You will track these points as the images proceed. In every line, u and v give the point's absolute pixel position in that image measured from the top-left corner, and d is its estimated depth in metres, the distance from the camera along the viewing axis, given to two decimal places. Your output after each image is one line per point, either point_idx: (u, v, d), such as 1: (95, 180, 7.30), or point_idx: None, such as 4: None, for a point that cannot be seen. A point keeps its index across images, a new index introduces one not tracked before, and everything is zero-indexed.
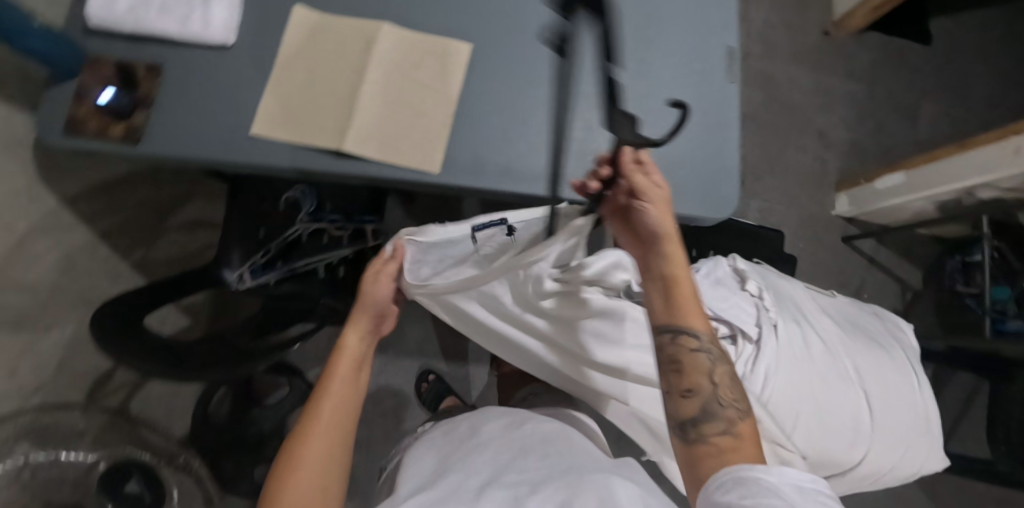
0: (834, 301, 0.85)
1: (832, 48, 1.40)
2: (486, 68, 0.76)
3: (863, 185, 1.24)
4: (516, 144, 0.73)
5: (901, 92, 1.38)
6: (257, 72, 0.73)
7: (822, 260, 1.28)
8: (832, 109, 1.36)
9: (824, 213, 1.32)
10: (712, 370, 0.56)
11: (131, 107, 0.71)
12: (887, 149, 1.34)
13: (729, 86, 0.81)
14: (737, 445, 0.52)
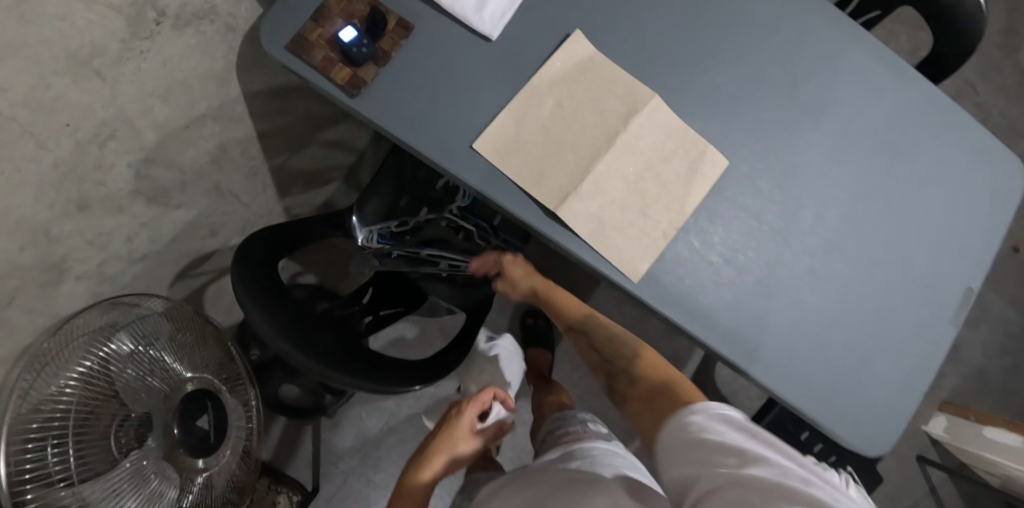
0: None
1: (1014, 266, 1.29)
2: (730, 193, 0.67)
3: (971, 422, 1.16)
4: (722, 288, 0.65)
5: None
6: (505, 83, 0.65)
7: (887, 466, 1.23)
8: (979, 327, 1.27)
9: (913, 422, 1.25)
10: (595, 345, 0.68)
11: (366, 58, 0.64)
12: (1010, 393, 1.26)
13: (953, 329, 0.70)
14: (654, 384, 0.58)
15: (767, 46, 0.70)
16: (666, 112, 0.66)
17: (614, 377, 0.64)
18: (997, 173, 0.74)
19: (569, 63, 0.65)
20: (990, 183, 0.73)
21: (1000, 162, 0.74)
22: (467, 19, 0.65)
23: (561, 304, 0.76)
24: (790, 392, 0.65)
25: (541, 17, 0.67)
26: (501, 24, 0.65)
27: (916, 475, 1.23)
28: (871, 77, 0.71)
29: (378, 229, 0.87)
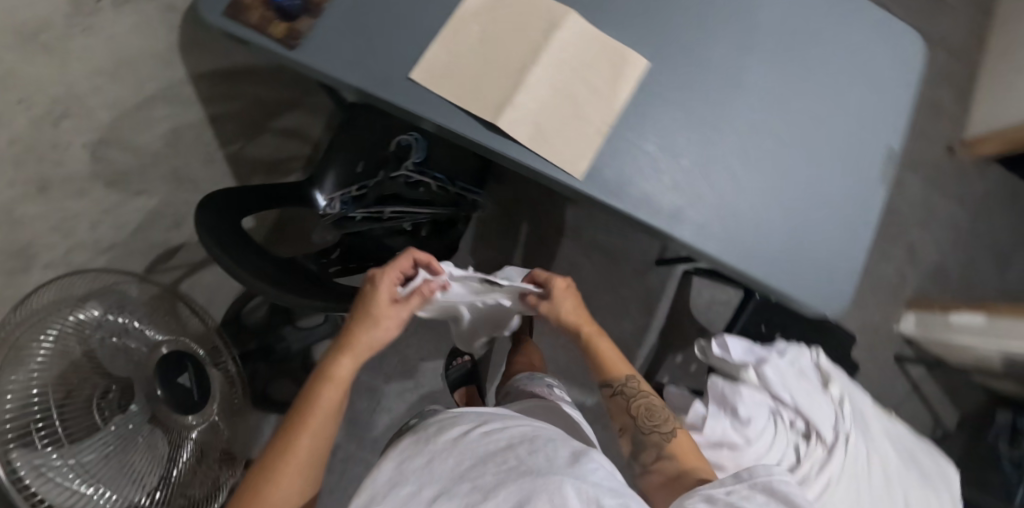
0: (896, 430, 0.83)
1: (951, 166, 1.37)
2: (657, 89, 0.72)
3: (937, 313, 1.23)
4: (663, 176, 0.70)
5: (1001, 235, 1.36)
6: (432, 17, 0.70)
7: (869, 370, 1.28)
8: (930, 227, 1.34)
9: (886, 326, 1.31)
10: (629, 407, 0.68)
11: (300, 12, 0.69)
12: (970, 284, 1.33)
13: (880, 188, 0.76)
14: (669, 464, 0.61)
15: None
16: (583, 22, 0.71)
17: (639, 445, 0.65)
18: (894, 44, 0.81)
19: None
20: (890, 53, 0.80)
21: (895, 32, 0.81)
22: None
23: (603, 357, 0.71)
24: (740, 261, 0.70)
25: None
26: None
27: (896, 374, 1.29)
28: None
29: (339, 195, 0.90)
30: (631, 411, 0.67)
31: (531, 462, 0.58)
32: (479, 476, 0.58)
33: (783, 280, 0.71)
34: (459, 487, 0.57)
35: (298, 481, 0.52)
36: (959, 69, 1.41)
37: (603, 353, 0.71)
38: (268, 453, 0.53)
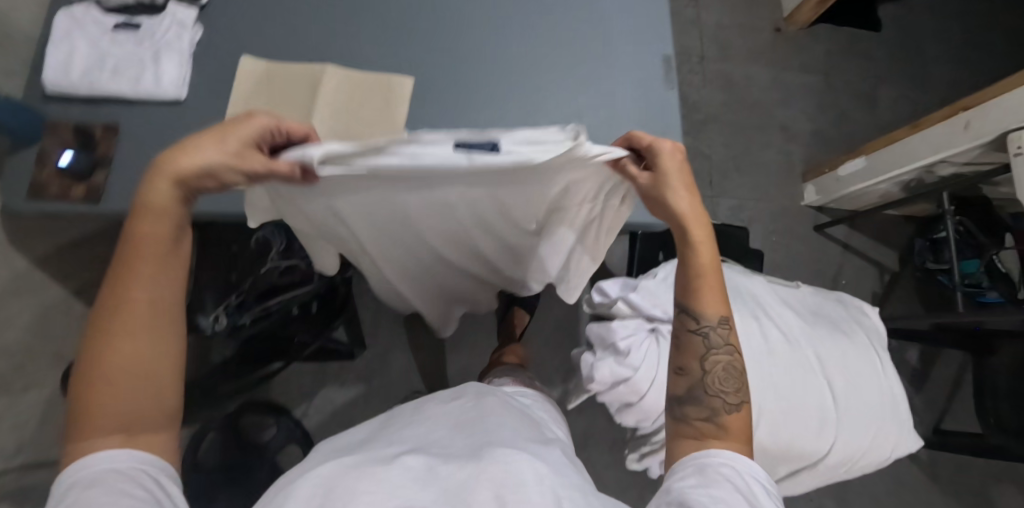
0: (797, 292, 0.86)
1: (786, 43, 1.44)
2: (431, 99, 0.78)
3: (828, 174, 1.28)
4: None
5: (859, 78, 1.42)
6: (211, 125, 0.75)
7: (798, 250, 1.32)
8: (791, 103, 1.40)
9: (794, 205, 1.36)
10: (705, 356, 0.54)
11: (91, 168, 0.73)
12: (850, 136, 1.39)
13: (669, 93, 0.81)
14: (717, 434, 0.51)
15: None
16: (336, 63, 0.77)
17: (693, 397, 0.53)
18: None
19: (249, 81, 0.76)
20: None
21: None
22: (154, 93, 0.75)
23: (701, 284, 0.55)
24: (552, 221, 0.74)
25: (217, 64, 0.78)
26: (184, 84, 0.76)
27: (825, 242, 1.33)
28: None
29: (219, 310, 0.92)
30: (704, 366, 0.54)
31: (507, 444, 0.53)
32: (449, 444, 0.52)
33: None
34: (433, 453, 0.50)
35: (138, 368, 0.42)
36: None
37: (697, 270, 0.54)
38: (92, 325, 0.42)
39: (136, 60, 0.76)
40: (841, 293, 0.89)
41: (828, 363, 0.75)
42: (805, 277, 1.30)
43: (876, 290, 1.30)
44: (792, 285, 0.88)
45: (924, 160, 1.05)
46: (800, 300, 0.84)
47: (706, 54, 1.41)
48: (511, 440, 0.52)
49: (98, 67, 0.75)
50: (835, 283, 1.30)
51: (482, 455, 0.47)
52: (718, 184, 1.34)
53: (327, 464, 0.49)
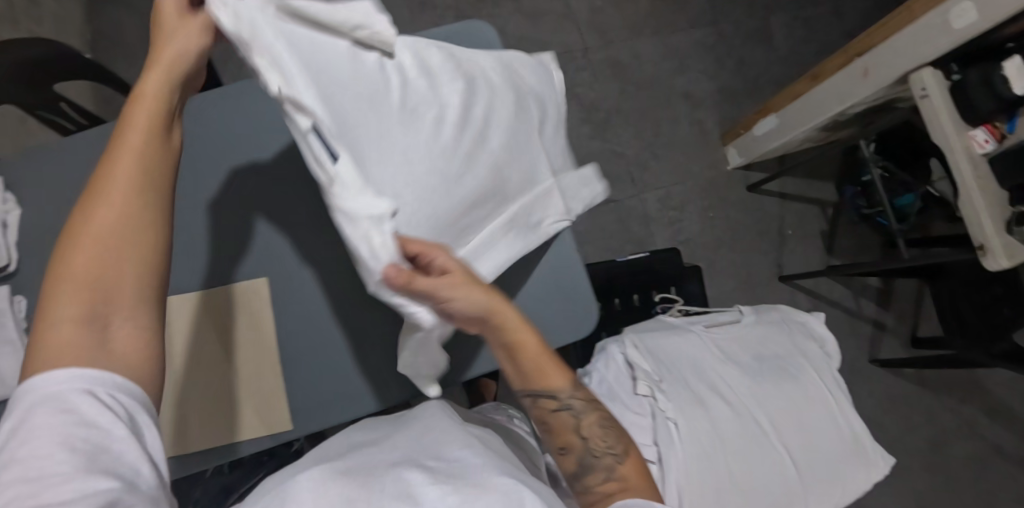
0: (742, 329, 0.88)
1: (666, 4, 1.47)
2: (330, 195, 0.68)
3: (743, 135, 1.34)
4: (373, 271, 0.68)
5: (743, 18, 1.49)
6: None
7: (738, 218, 1.38)
8: (687, 68, 1.45)
9: (722, 171, 1.41)
10: (578, 426, 0.58)
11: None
12: (754, 79, 1.46)
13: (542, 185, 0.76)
14: (625, 485, 0.54)
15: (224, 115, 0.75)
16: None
17: (586, 465, 0.57)
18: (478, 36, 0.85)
19: None
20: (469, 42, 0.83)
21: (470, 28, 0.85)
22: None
23: (535, 357, 0.55)
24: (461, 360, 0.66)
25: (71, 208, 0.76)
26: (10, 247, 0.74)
27: (760, 197, 1.38)
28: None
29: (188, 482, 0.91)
30: (580, 432, 0.58)
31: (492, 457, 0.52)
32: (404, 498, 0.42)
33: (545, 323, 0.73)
34: (425, 458, 0.50)
35: (117, 216, 0.35)
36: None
37: (535, 368, 0.55)
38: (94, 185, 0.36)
39: None
40: (785, 310, 0.91)
41: (773, 414, 0.76)
42: (751, 242, 1.37)
43: (823, 229, 1.37)
44: (735, 314, 0.91)
45: (829, 111, 1.11)
46: (741, 338, 0.86)
47: (588, 45, 1.43)
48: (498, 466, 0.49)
49: None
50: (782, 237, 1.36)
51: (476, 473, 0.47)
52: (641, 178, 1.38)
53: None
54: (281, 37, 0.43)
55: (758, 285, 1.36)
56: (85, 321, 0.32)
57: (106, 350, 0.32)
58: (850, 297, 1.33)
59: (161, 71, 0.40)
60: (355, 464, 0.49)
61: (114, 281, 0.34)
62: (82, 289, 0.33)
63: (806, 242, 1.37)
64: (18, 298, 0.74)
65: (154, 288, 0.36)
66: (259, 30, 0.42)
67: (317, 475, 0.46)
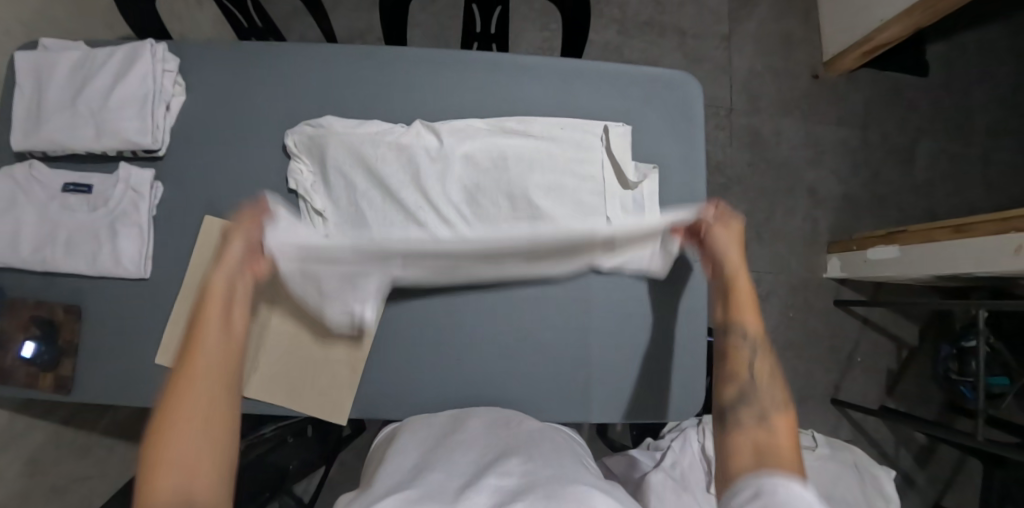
0: (818, 462, 0.86)
1: (823, 90, 1.45)
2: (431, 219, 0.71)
3: (855, 252, 1.32)
4: (463, 300, 0.72)
5: (893, 132, 1.46)
6: (236, 182, 0.73)
7: (814, 327, 1.38)
8: (820, 162, 1.43)
9: (817, 276, 1.40)
10: (752, 364, 0.56)
11: (105, 242, 0.70)
12: (880, 197, 1.43)
13: (697, 267, 0.76)
14: (771, 433, 0.50)
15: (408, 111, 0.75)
16: (363, 194, 0.70)
17: (744, 397, 0.53)
18: (678, 94, 0.78)
19: (213, 245, 0.72)
20: (665, 99, 0.78)
21: (674, 78, 0.78)
22: (136, 142, 0.69)
23: (743, 302, 0.60)
24: (542, 398, 0.73)
25: (240, 116, 0.74)
26: (159, 131, 0.70)
27: (845, 315, 1.39)
28: (526, 74, 0.75)
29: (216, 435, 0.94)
30: (750, 366, 0.56)
31: (555, 465, 0.53)
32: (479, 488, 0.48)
33: (611, 404, 0.73)
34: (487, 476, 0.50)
35: (198, 408, 0.46)
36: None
37: (743, 302, 0.60)
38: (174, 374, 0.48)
39: (136, 108, 0.69)
40: (860, 455, 0.89)
41: None
42: (819, 354, 1.38)
43: (891, 367, 1.39)
44: (809, 438, 0.89)
45: (960, 269, 1.07)
46: (815, 471, 0.85)
47: (735, 106, 1.42)
48: (566, 471, 0.52)
49: (94, 119, 0.69)
50: (849, 361, 1.38)
51: (550, 480, 0.49)
52: None
53: (381, 500, 0.47)
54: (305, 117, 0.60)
55: (808, 394, 1.37)
56: (185, 426, 0.45)
57: (191, 472, 0.42)
58: (891, 443, 1.36)
59: (248, 235, 0.61)
60: (424, 488, 0.48)
61: (188, 442, 0.44)
62: (188, 433, 0.45)
63: (870, 374, 1.39)
64: (157, 184, 0.72)
65: (231, 455, 0.46)
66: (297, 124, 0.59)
67: (391, 503, 0.46)
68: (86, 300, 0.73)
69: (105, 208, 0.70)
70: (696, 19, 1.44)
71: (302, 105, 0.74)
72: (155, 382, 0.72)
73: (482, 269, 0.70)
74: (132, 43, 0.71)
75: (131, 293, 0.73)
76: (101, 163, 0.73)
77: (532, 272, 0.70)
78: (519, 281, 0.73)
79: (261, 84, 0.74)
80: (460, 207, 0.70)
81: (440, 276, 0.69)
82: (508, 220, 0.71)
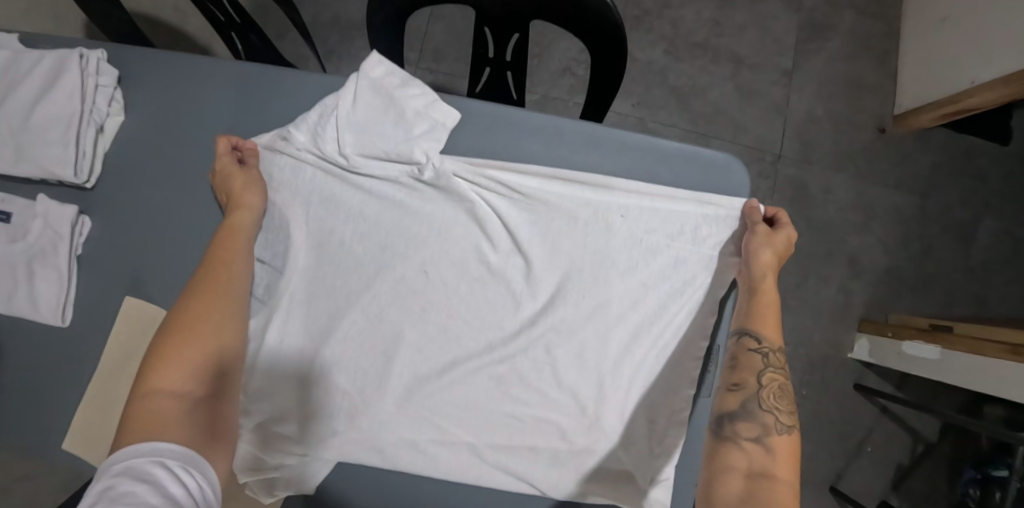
0: None
1: (887, 146, 1.27)
2: (396, 320, 0.56)
3: (888, 338, 1.18)
4: (421, 449, 0.56)
5: (958, 205, 1.28)
6: (171, 231, 0.61)
7: (826, 407, 1.27)
8: (868, 229, 1.27)
9: (840, 354, 1.27)
10: (763, 371, 0.51)
11: (15, 285, 0.60)
12: (929, 276, 1.27)
13: None
14: (774, 464, 0.45)
15: (383, 169, 0.56)
16: (311, 297, 0.57)
17: (747, 414, 0.49)
18: (722, 179, 0.62)
19: (133, 324, 0.60)
20: (709, 183, 0.62)
21: (720, 161, 0.62)
22: (56, 173, 0.58)
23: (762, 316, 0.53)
24: None
25: (183, 148, 0.62)
26: (87, 161, 0.59)
27: (863, 400, 1.27)
28: (547, 130, 0.59)
29: None
30: (760, 377, 0.50)
31: None
32: None
33: None
34: None
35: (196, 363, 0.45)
36: (874, 29, 1.29)
37: (763, 305, 0.53)
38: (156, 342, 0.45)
39: (57, 131, 0.57)
40: None
41: None
42: (827, 437, 1.27)
43: (902, 462, 1.27)
44: None
45: (1005, 393, 0.94)
46: None
47: (784, 152, 1.25)
48: None
49: (10, 139, 0.58)
50: (858, 450, 1.27)
51: None
52: None
53: None
54: (302, 202, 0.57)
55: (806, 478, 1.26)
56: (165, 415, 0.41)
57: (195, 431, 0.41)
58: None
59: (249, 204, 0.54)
60: None
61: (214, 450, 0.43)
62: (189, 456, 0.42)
63: (878, 466, 1.27)
64: (82, 219, 0.61)
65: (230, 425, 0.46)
66: (283, 274, 0.56)
67: None
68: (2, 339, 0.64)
69: (22, 243, 0.60)
70: (757, 45, 1.25)
71: (255, 135, 0.60)
72: (47, 450, 0.60)
73: (452, 416, 0.56)
74: (62, 49, 0.58)
75: (45, 346, 0.62)
76: (24, 185, 0.63)
77: (506, 424, 0.56)
78: (495, 432, 0.56)
79: (216, 107, 0.61)
80: (426, 325, 0.57)
81: (395, 416, 0.56)
82: (490, 345, 0.57)
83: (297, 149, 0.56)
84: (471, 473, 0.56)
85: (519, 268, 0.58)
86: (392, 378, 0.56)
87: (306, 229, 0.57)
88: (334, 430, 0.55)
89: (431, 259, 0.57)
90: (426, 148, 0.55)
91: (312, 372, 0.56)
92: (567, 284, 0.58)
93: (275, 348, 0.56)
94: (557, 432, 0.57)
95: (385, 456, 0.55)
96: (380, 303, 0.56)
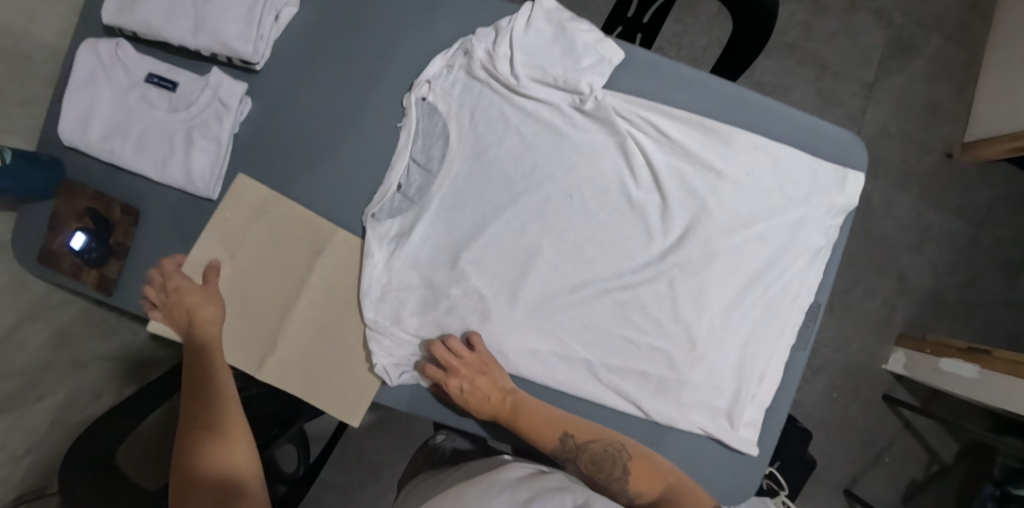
0: None
1: (951, 173, 1.31)
2: (538, 233, 0.61)
3: (926, 355, 1.22)
4: (546, 353, 0.61)
5: (1009, 241, 1.32)
6: (324, 125, 0.64)
7: (853, 414, 1.31)
8: (921, 250, 1.30)
9: (875, 365, 1.31)
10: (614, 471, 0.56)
11: (176, 153, 0.63)
12: (971, 305, 1.31)
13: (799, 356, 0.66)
14: None
15: (548, 92, 0.60)
16: (462, 200, 0.61)
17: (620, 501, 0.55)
18: (843, 155, 0.67)
19: (255, 203, 0.62)
20: (830, 156, 0.67)
21: (845, 138, 0.67)
22: (233, 50, 0.60)
23: (531, 423, 0.57)
24: None
25: (347, 47, 0.64)
26: (261, 44, 0.61)
27: (888, 413, 1.32)
28: (698, 83, 0.63)
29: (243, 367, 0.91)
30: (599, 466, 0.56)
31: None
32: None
33: None
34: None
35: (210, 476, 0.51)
36: (957, 57, 1.31)
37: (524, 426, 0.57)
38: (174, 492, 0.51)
39: (240, 10, 0.60)
40: None
41: None
42: (849, 443, 1.31)
43: (915, 478, 1.32)
44: None
45: None
46: None
47: None
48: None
49: (193, 11, 0.60)
50: (875, 460, 1.31)
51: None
52: None
53: None
54: (464, 113, 0.61)
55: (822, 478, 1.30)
56: None
57: None
58: None
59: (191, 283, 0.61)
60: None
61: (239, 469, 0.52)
62: (209, 487, 0.50)
63: (891, 478, 1.32)
64: (245, 100, 0.64)
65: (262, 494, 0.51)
66: (442, 175, 0.61)
67: None
68: (147, 205, 0.67)
69: (186, 113, 0.63)
70: (844, 56, 1.28)
71: (421, 44, 0.63)
72: None
73: (578, 327, 0.61)
74: None
75: (189, 218, 0.66)
76: (193, 61, 0.65)
77: (621, 344, 0.62)
78: (612, 347, 0.62)
79: (388, 12, 0.63)
80: (563, 243, 0.61)
81: (525, 319, 0.60)
82: (618, 271, 0.61)
83: (474, 63, 0.60)
84: (587, 377, 0.61)
85: (655, 202, 0.62)
86: (527, 287, 0.60)
87: (466, 137, 0.61)
88: (473, 321, 0.60)
89: (575, 183, 0.60)
90: (591, 81, 0.59)
91: (458, 267, 0.60)
92: (697, 227, 0.61)
93: (428, 240, 0.61)
94: (663, 357, 0.62)
95: (513, 351, 0.60)
96: (524, 215, 0.60)
